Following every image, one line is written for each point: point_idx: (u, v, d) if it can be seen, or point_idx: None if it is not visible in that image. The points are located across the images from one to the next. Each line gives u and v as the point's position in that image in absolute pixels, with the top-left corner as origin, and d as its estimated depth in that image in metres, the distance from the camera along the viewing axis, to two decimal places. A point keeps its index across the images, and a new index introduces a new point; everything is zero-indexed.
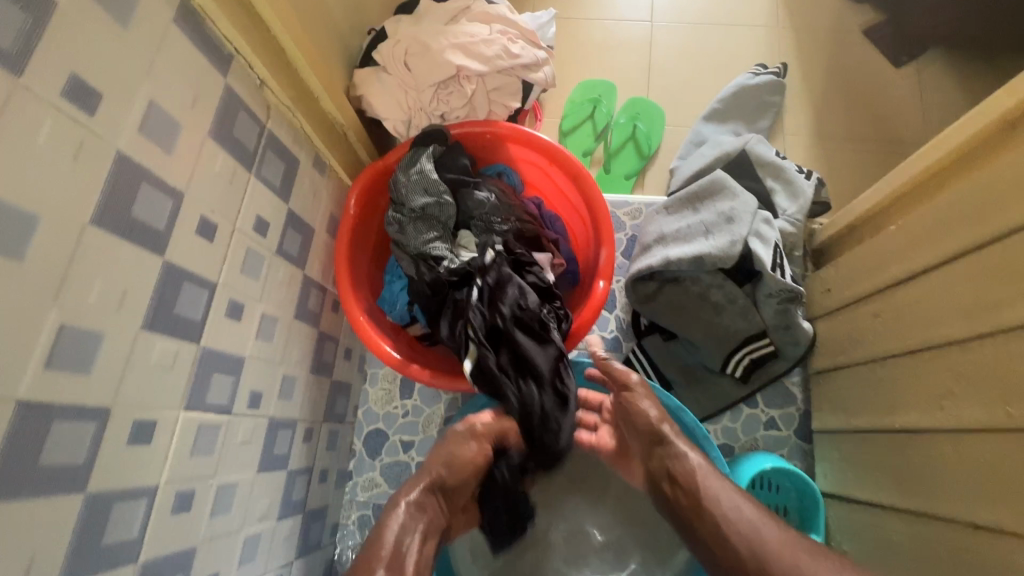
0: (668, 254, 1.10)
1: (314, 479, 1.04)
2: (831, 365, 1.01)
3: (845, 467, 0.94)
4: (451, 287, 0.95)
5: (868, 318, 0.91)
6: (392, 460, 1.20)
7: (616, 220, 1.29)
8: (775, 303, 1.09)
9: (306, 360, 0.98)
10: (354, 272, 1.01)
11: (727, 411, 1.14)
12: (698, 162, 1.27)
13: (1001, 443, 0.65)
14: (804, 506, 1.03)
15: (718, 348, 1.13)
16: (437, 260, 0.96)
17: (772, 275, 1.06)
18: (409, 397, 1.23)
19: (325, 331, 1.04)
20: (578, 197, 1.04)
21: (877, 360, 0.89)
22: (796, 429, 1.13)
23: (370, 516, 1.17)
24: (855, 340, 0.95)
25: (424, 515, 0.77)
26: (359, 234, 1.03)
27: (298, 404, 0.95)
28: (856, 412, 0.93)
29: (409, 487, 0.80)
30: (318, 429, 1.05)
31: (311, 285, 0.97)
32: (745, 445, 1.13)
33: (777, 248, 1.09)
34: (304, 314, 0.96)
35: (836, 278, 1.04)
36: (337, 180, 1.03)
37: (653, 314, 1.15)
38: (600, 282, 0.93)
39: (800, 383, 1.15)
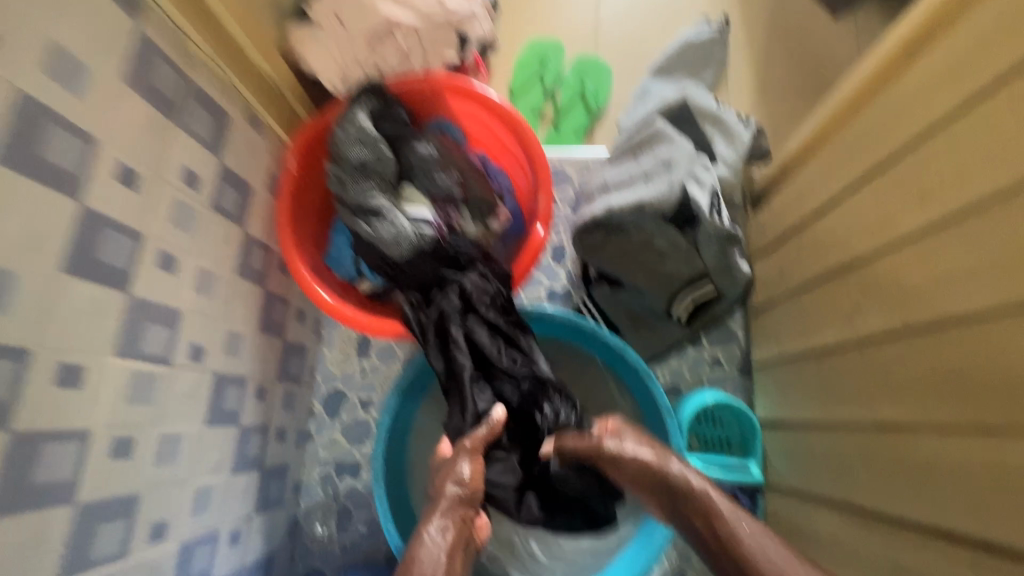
0: (610, 203, 1.11)
1: (271, 437, 1.06)
2: (769, 299, 1.09)
3: (776, 390, 1.05)
4: (395, 238, 0.97)
5: (795, 251, 0.96)
6: (352, 419, 1.22)
7: (565, 175, 1.31)
8: (716, 246, 1.12)
9: (253, 319, 0.98)
10: (297, 229, 1.01)
11: (672, 350, 1.21)
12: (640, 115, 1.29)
13: (906, 348, 0.70)
14: (745, 434, 1.08)
15: (663, 293, 1.17)
16: (380, 213, 0.98)
17: (710, 219, 1.09)
18: (365, 357, 1.24)
19: (273, 292, 1.04)
20: (518, 148, 1.07)
21: (804, 287, 0.95)
22: (739, 366, 1.18)
23: (332, 473, 1.19)
24: (785, 272, 1.01)
25: (450, 532, 0.75)
26: (300, 192, 1.03)
27: (246, 362, 0.96)
28: (788, 338, 1.01)
29: (428, 513, 0.77)
30: (272, 389, 1.06)
31: (253, 243, 0.97)
32: (691, 383, 1.19)
33: (715, 193, 1.12)
34: (248, 273, 0.96)
35: (772, 218, 1.12)
36: (275, 139, 1.02)
37: (600, 263, 1.16)
38: (539, 228, 0.97)
39: (743, 324, 1.20)
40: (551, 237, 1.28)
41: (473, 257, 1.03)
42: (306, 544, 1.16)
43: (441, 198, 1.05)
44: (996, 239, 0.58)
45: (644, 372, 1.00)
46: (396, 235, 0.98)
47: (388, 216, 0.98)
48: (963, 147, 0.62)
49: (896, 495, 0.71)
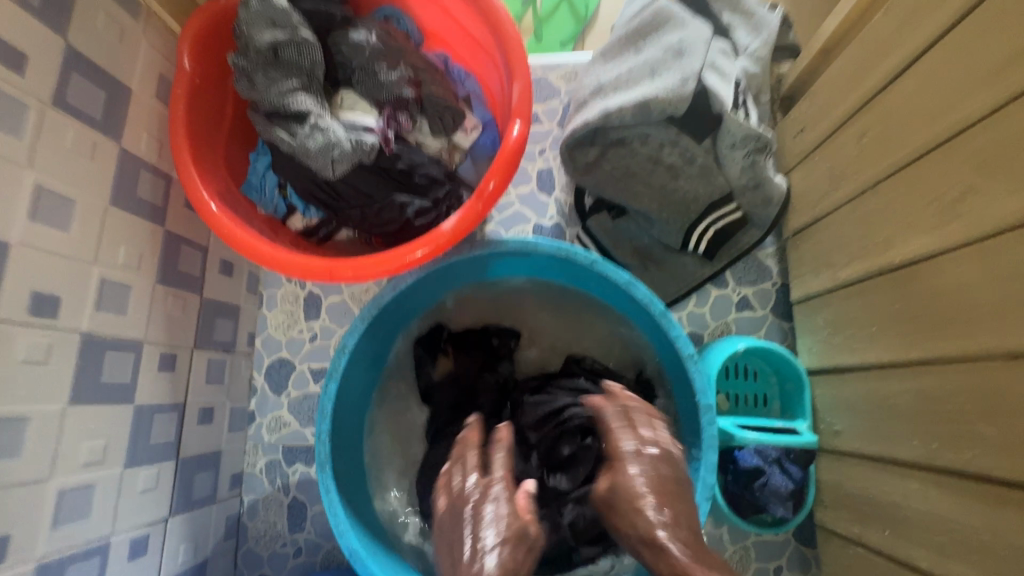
0: (608, 105, 0.88)
1: (189, 418, 0.84)
2: (808, 220, 0.84)
3: (830, 334, 0.78)
4: (325, 150, 0.73)
5: (851, 142, 0.72)
6: (301, 394, 1.00)
7: (549, 86, 1.06)
8: (741, 155, 0.89)
9: (149, 267, 0.75)
10: (200, 147, 0.78)
11: (693, 294, 0.97)
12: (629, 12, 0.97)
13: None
14: (785, 390, 0.87)
15: (676, 220, 0.94)
16: (304, 117, 0.73)
17: (732, 114, 0.86)
18: (315, 319, 1.01)
19: (177, 233, 0.81)
20: (484, 32, 0.81)
21: (866, 189, 0.69)
22: (774, 307, 0.95)
23: (280, 461, 0.97)
24: (836, 179, 0.75)
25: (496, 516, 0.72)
26: (203, 100, 0.79)
27: (139, 320, 0.73)
28: (844, 264, 0.74)
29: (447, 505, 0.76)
30: (187, 358, 0.84)
31: (139, 166, 0.74)
32: (715, 332, 0.96)
33: (738, 86, 0.89)
34: (136, 206, 0.73)
35: (809, 111, 0.85)
36: (164, 31, 0.78)
37: (596, 186, 0.95)
38: (516, 122, 0.72)
39: (775, 255, 0.97)
40: (536, 160, 1.04)
41: (433, 174, 0.80)
42: (252, 545, 0.96)
43: (388, 101, 0.80)
44: None
45: (658, 312, 0.76)
46: (326, 145, 0.73)
47: (314, 121, 0.73)
48: None
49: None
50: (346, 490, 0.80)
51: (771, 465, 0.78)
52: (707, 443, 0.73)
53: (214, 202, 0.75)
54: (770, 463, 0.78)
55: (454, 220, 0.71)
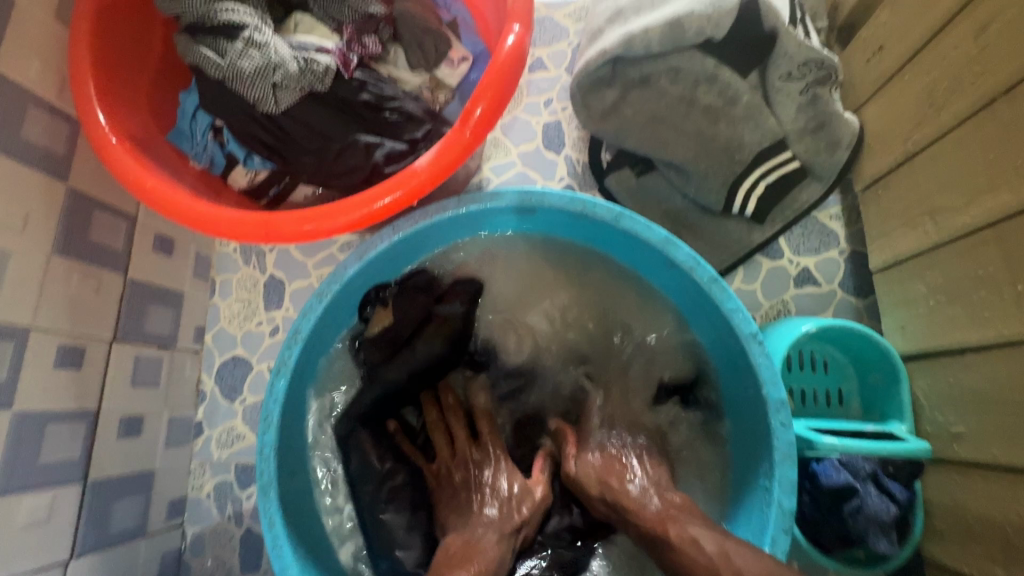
0: (630, 28, 0.70)
1: (106, 431, 0.66)
2: (896, 162, 0.65)
3: (936, 303, 0.59)
4: (264, 72, 0.57)
5: (969, 41, 0.55)
6: (259, 400, 0.81)
7: (555, 26, 0.88)
8: (798, 90, 0.71)
9: (38, 231, 0.58)
10: (111, 80, 0.61)
11: (740, 265, 0.78)
12: None
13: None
14: (869, 384, 0.67)
15: (718, 173, 0.74)
16: (237, 31, 0.57)
17: (790, 31, 0.68)
18: (277, 308, 0.83)
19: (86, 192, 0.64)
20: None
21: (991, 99, 0.52)
22: (844, 281, 0.76)
23: (231, 483, 0.79)
24: (939, 96, 0.58)
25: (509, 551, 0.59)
26: (118, 22, 0.62)
27: (23, 299, 0.56)
28: (959, 205, 0.56)
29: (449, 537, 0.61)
30: (104, 354, 0.66)
31: (26, 100, 0.57)
32: (769, 313, 0.77)
33: (794, 0, 0.71)
34: (19, 151, 0.56)
35: (889, 25, 0.67)
36: None
37: (617, 134, 0.76)
38: (513, 27, 0.55)
39: (842, 217, 0.78)
40: (541, 113, 0.86)
41: (409, 110, 0.63)
42: None
43: (351, 21, 0.64)
44: None
45: (706, 279, 0.57)
46: (266, 66, 0.57)
47: (249, 34, 0.57)
48: None
49: None
50: (299, 522, 0.61)
51: (866, 483, 0.58)
52: (782, 454, 0.54)
53: (123, 146, 0.58)
54: (863, 480, 0.58)
55: (432, 155, 0.54)
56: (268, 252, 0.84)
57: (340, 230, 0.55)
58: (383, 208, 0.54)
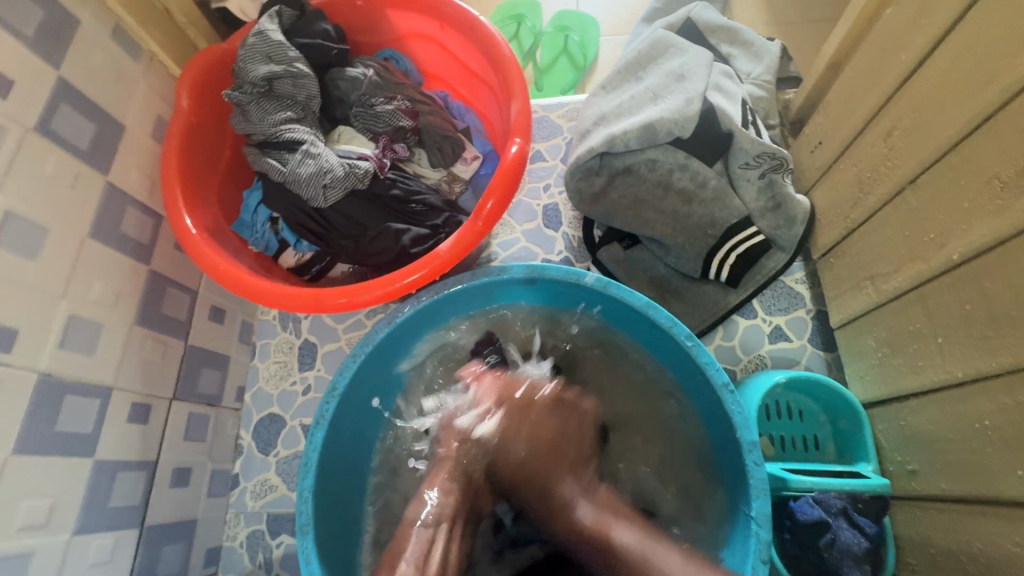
0: (611, 130, 0.85)
1: (162, 480, 0.74)
2: (840, 234, 0.77)
3: (884, 354, 0.69)
4: (318, 175, 0.71)
5: (881, 141, 0.67)
6: (291, 453, 0.89)
7: (551, 124, 1.05)
8: (756, 176, 0.84)
9: (125, 304, 0.70)
10: (192, 184, 0.76)
11: (720, 325, 0.88)
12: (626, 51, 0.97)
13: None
14: (840, 430, 0.75)
15: (694, 245, 0.87)
16: (296, 146, 0.72)
17: (744, 131, 0.82)
18: (309, 368, 0.93)
19: (163, 273, 0.77)
20: (481, 63, 0.80)
21: (904, 186, 0.64)
22: (812, 336, 0.86)
23: (263, 532, 0.86)
24: (866, 183, 0.70)
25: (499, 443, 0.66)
26: (199, 138, 0.78)
27: (109, 364, 0.67)
28: (889, 272, 0.67)
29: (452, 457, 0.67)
30: (164, 411, 0.76)
31: (125, 201, 0.71)
32: (749, 367, 0.86)
33: (745, 106, 0.86)
34: (115, 240, 0.69)
35: (825, 124, 0.81)
36: (165, 75, 0.79)
37: (605, 215, 0.89)
38: (515, 139, 0.69)
39: (806, 280, 0.89)
40: (541, 196, 1.01)
41: (430, 201, 0.77)
42: None
43: (385, 131, 0.79)
44: None
45: (684, 336, 0.68)
46: (317, 171, 0.71)
47: (306, 148, 0.71)
48: None
49: None
50: (331, 560, 0.68)
51: (837, 518, 0.64)
52: (757, 489, 0.61)
53: (201, 237, 0.72)
54: (835, 515, 0.65)
55: (452, 240, 0.66)
56: (303, 319, 0.95)
57: (376, 299, 0.67)
58: (412, 281, 0.66)
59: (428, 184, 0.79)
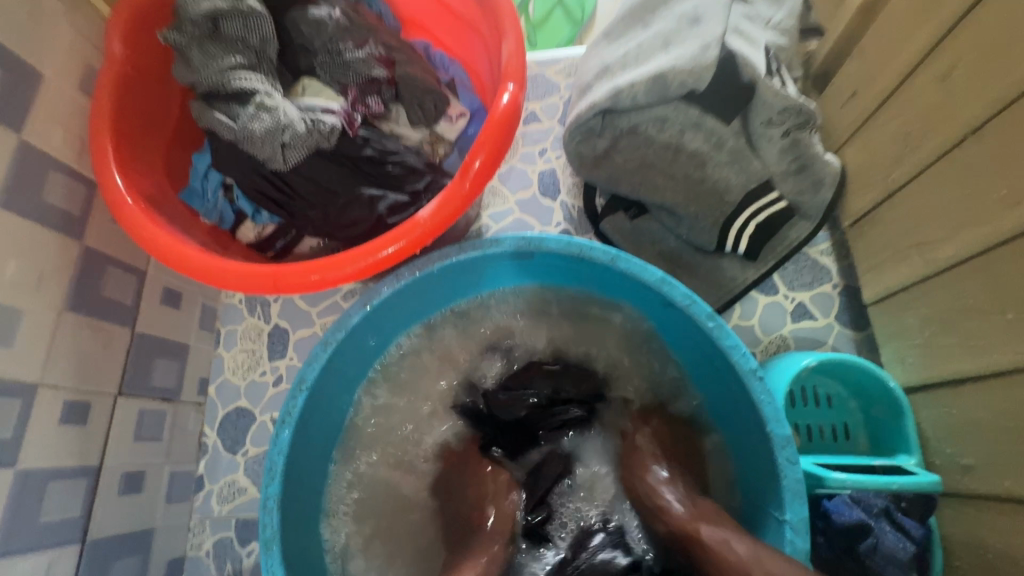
0: (616, 83, 0.75)
1: (108, 488, 0.65)
2: (878, 198, 0.68)
3: (932, 334, 0.60)
4: (274, 132, 0.60)
5: (934, 86, 0.58)
6: (261, 452, 0.80)
7: (546, 82, 0.95)
8: (780, 133, 0.74)
9: (51, 287, 0.60)
10: (128, 145, 0.64)
11: (737, 302, 0.80)
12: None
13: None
14: (872, 418, 0.67)
15: (709, 214, 0.77)
16: (248, 97, 0.61)
17: (767, 82, 0.72)
18: (280, 357, 0.84)
19: (100, 250, 0.66)
20: (466, 1, 0.69)
21: (966, 136, 0.55)
22: (840, 314, 0.77)
23: (232, 540, 0.77)
24: (914, 137, 0.61)
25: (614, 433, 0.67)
26: (136, 91, 0.66)
27: (33, 357, 0.57)
28: (941, 240, 0.58)
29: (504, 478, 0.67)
30: (107, 410, 0.66)
31: (45, 164, 0.60)
32: (769, 349, 0.78)
33: (768, 53, 0.76)
34: (34, 211, 0.58)
35: (860, 73, 0.71)
36: (94, 17, 0.67)
37: (610, 181, 0.79)
38: (507, 85, 0.58)
39: (832, 252, 0.80)
40: (536, 162, 0.90)
41: (410, 163, 0.66)
42: None
43: (355, 82, 0.68)
44: None
45: (704, 316, 0.59)
46: (274, 127, 0.60)
47: (259, 99, 0.60)
48: None
49: None
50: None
51: (879, 519, 0.57)
52: (791, 490, 0.53)
53: (141, 209, 0.61)
54: (876, 517, 0.57)
55: (433, 207, 0.56)
56: (272, 302, 0.85)
57: (346, 277, 0.57)
58: (387, 254, 0.56)
59: (407, 143, 0.69)
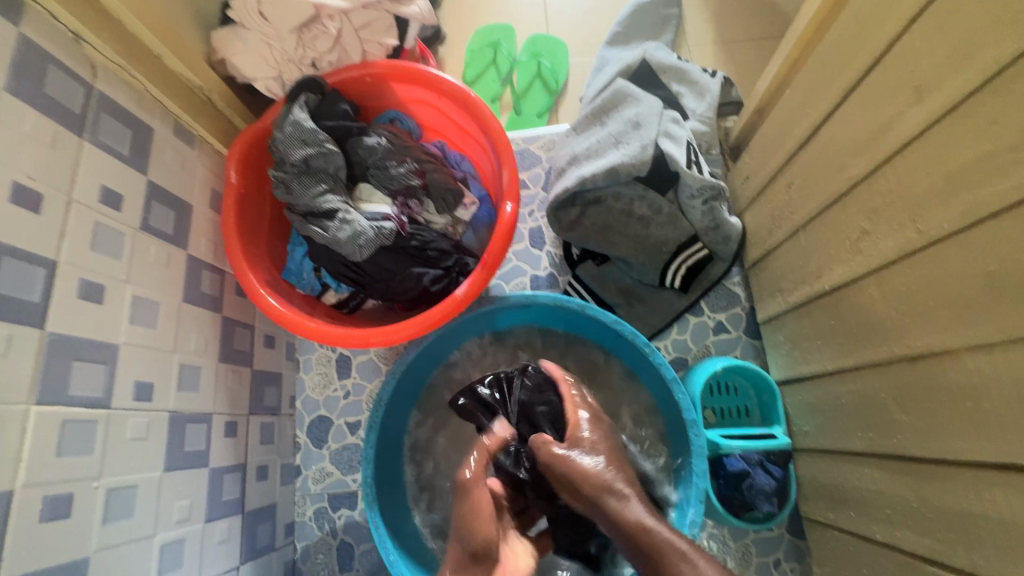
0: (582, 173, 1.04)
1: (250, 477, 0.96)
2: (763, 253, 0.99)
3: (791, 348, 0.92)
4: (354, 238, 0.89)
5: (784, 189, 0.88)
6: (340, 446, 1.12)
7: (531, 155, 1.24)
8: (701, 203, 1.04)
9: (211, 347, 0.89)
10: (248, 244, 0.93)
11: (675, 322, 1.11)
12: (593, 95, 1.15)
13: (909, 268, 0.63)
14: (763, 401, 1.00)
15: (652, 261, 1.08)
16: (333, 214, 0.90)
17: (689, 172, 1.01)
18: (347, 377, 1.14)
19: (231, 317, 0.96)
20: (475, 128, 0.98)
21: (798, 228, 0.85)
22: (746, 328, 1.10)
23: (327, 507, 1.09)
24: (776, 219, 0.92)
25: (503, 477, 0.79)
26: (247, 204, 0.95)
27: (207, 396, 0.87)
28: (792, 288, 0.89)
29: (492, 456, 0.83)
30: (244, 425, 0.96)
31: (199, 266, 0.89)
32: (698, 354, 1.10)
33: (689, 145, 1.06)
34: (198, 298, 0.88)
35: (752, 163, 1.02)
36: (212, 152, 0.95)
37: (580, 240, 1.09)
38: (508, 203, 0.88)
39: (742, 282, 1.12)
40: (527, 221, 1.20)
41: (442, 248, 0.96)
42: None
43: (399, 190, 0.97)
44: (999, 116, 0.49)
45: (643, 344, 0.91)
46: (352, 235, 0.89)
47: (342, 215, 0.90)
48: (950, 20, 0.53)
49: (941, 433, 0.62)
50: (391, 525, 0.91)
51: (755, 467, 0.90)
52: (697, 453, 0.86)
53: (269, 294, 0.91)
54: (754, 465, 0.90)
55: (465, 286, 0.87)
56: None
57: (410, 335, 0.87)
58: (436, 320, 0.86)
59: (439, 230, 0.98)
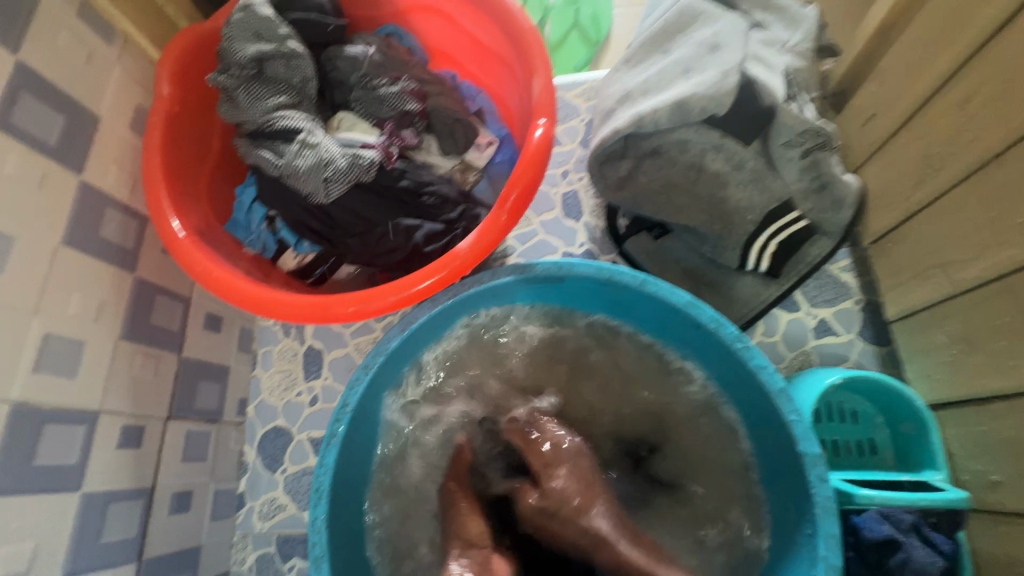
0: (639, 109, 0.75)
1: (159, 508, 0.68)
2: (898, 219, 0.70)
3: (964, 352, 0.62)
4: (317, 168, 0.63)
5: (955, 113, 0.60)
6: (300, 469, 0.83)
7: (568, 105, 0.97)
8: (799, 157, 0.75)
9: (109, 317, 0.63)
10: (178, 180, 0.68)
11: (761, 319, 0.82)
12: (650, 22, 0.89)
13: None
14: (900, 433, 0.68)
15: (730, 235, 0.78)
16: (293, 134, 0.65)
17: (787, 108, 0.74)
18: (316, 377, 0.86)
19: (150, 280, 0.69)
20: (496, 38, 0.72)
21: (987, 163, 0.57)
22: (863, 329, 0.80)
23: (274, 555, 0.80)
24: (932, 162, 0.63)
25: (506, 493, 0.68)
26: (184, 128, 0.70)
27: (92, 385, 0.60)
28: (965, 260, 0.60)
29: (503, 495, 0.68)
30: (158, 432, 0.69)
31: (102, 201, 0.63)
32: (794, 364, 0.80)
33: (787, 77, 0.78)
34: (92, 246, 0.62)
35: (878, 98, 0.74)
36: (143, 59, 0.71)
37: (632, 204, 0.81)
38: (539, 120, 0.61)
39: (853, 268, 0.82)
40: (559, 184, 0.93)
41: (444, 194, 0.70)
42: None
43: (389, 116, 0.71)
44: None
45: (732, 337, 0.61)
46: (317, 162, 0.63)
47: (304, 136, 0.64)
48: None
49: None
50: None
51: (908, 535, 0.59)
52: (822, 507, 0.55)
53: (194, 241, 0.64)
54: (905, 532, 0.59)
55: (471, 238, 0.59)
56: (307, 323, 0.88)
57: (389, 304, 0.59)
58: (428, 286, 0.59)
59: (442, 173, 0.72)
